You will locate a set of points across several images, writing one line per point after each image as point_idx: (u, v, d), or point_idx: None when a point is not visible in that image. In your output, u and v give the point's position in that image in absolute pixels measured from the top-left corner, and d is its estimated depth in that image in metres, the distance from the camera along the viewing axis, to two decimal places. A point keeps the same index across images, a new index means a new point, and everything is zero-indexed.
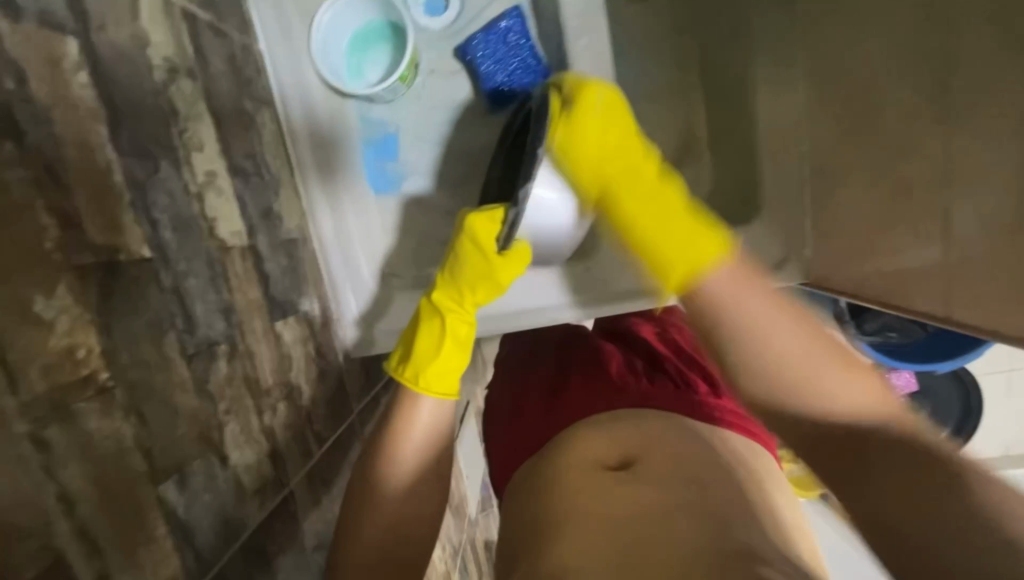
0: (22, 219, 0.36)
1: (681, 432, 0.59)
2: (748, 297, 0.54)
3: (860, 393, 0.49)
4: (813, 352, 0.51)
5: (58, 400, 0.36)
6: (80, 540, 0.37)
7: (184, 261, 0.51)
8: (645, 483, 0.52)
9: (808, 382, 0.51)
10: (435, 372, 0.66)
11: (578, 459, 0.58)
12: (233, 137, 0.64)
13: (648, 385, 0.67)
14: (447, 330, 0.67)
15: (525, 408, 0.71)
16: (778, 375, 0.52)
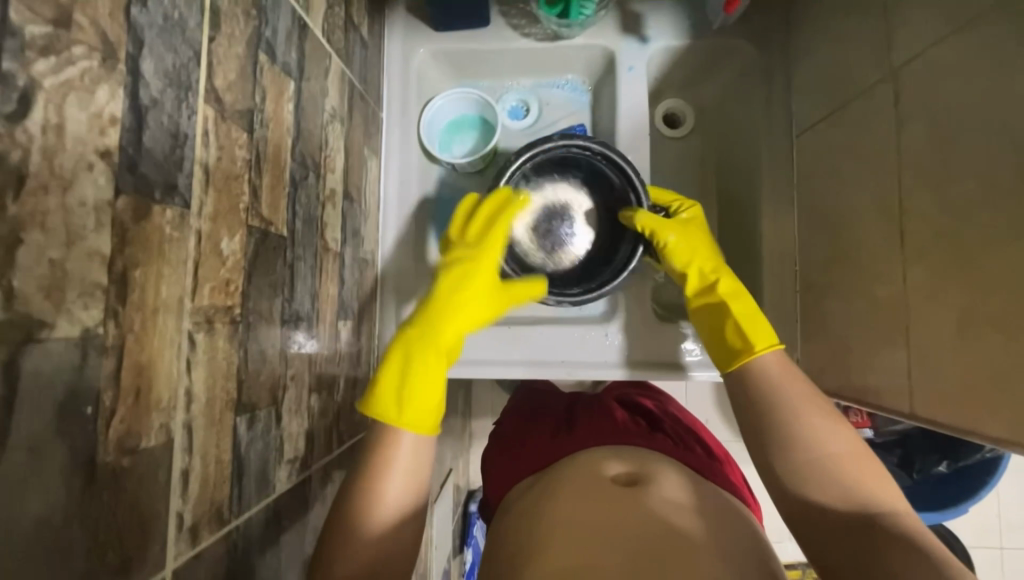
0: (236, 182, 0.50)
1: (679, 470, 0.69)
2: (799, 389, 0.67)
3: (881, 496, 0.58)
4: (838, 434, 0.63)
5: (209, 315, 0.46)
6: (184, 433, 0.43)
7: (301, 247, 0.64)
8: (650, 496, 0.61)
9: (831, 481, 0.60)
10: (408, 405, 0.66)
11: (590, 473, 0.66)
12: (352, 171, 0.81)
13: (649, 435, 0.78)
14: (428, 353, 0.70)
15: (538, 440, 0.80)
16: (813, 451, 0.62)
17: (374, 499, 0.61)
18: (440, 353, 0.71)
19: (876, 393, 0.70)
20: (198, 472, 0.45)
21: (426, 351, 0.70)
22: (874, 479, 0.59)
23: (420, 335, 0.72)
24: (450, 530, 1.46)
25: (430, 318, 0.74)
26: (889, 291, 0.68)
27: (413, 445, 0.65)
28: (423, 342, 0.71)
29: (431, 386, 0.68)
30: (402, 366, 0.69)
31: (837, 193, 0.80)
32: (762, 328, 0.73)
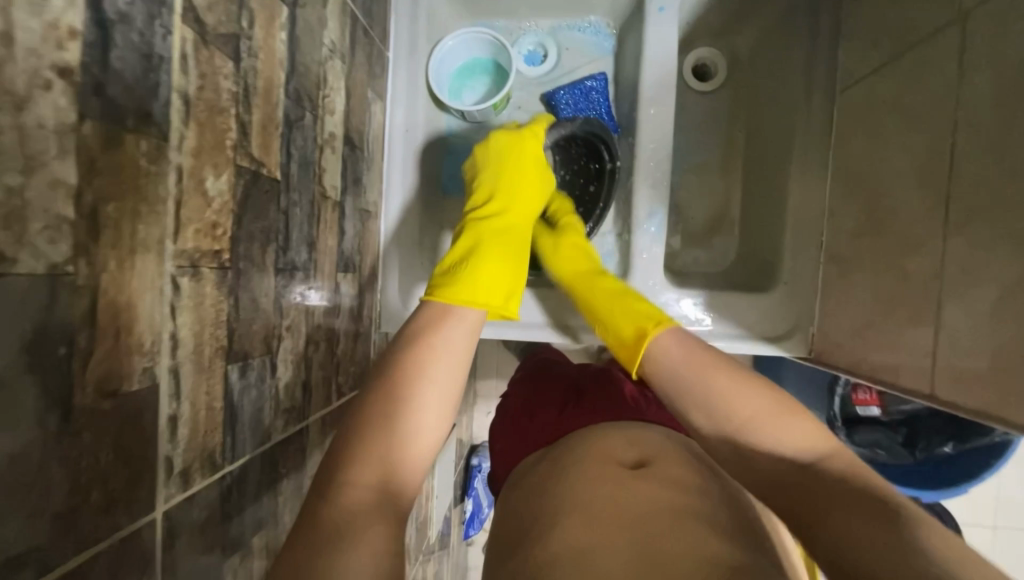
0: (221, 116, 0.46)
1: (684, 448, 0.68)
2: (704, 365, 0.66)
3: (804, 444, 0.59)
4: (749, 394, 0.63)
5: (194, 259, 0.44)
6: (171, 378, 0.42)
7: (297, 192, 0.61)
8: (658, 482, 0.59)
9: (763, 443, 0.61)
10: (481, 285, 0.72)
11: (597, 454, 0.65)
12: (353, 114, 0.76)
13: (655, 409, 0.77)
14: (496, 247, 0.77)
15: (544, 414, 0.80)
16: (729, 416, 0.63)
17: (409, 408, 0.57)
18: (511, 246, 0.79)
19: (895, 373, 0.67)
20: (187, 418, 0.44)
21: (499, 249, 0.77)
22: (796, 438, 0.60)
23: (488, 238, 0.78)
24: (451, 482, 1.50)
25: (497, 220, 0.81)
26: (924, 267, 0.63)
27: (450, 362, 0.61)
28: (494, 243, 0.78)
29: (507, 277, 0.76)
30: (478, 259, 0.74)
31: (879, 158, 0.73)
32: (632, 326, 0.74)
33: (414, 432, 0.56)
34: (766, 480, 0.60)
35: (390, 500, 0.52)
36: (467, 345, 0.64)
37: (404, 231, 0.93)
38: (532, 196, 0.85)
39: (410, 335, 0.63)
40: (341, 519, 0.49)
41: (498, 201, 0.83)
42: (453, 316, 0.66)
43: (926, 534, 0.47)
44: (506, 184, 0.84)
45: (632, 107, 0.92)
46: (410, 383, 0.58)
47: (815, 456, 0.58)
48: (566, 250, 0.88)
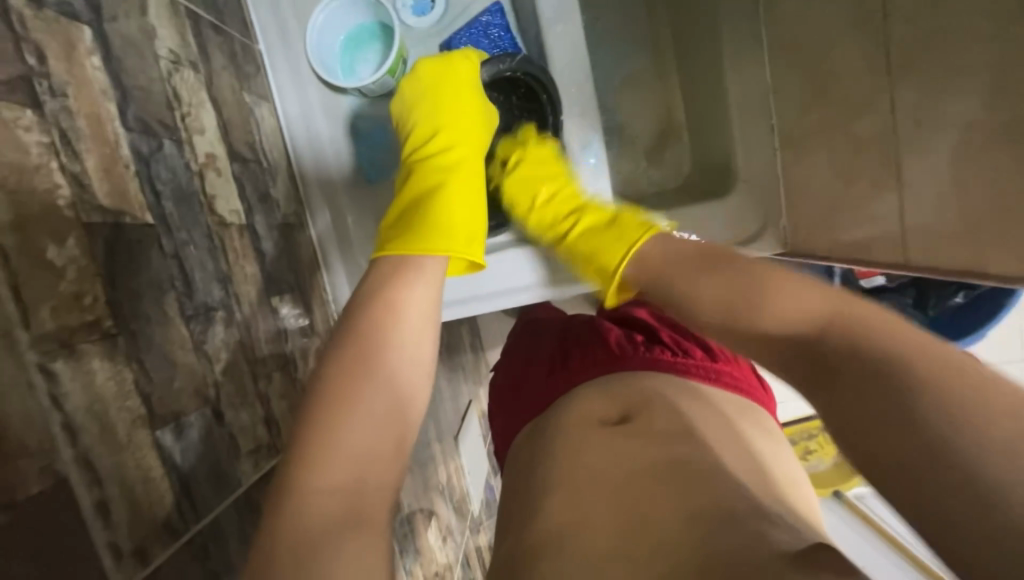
0: (38, 175, 0.40)
1: (670, 385, 0.65)
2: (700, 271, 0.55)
3: (807, 317, 0.46)
4: (734, 282, 0.52)
5: (66, 339, 0.40)
6: (82, 468, 0.40)
7: (183, 230, 0.56)
8: (638, 437, 0.58)
9: (759, 315, 0.49)
10: (438, 232, 0.62)
11: (581, 418, 0.64)
12: (232, 125, 0.69)
13: (644, 352, 0.72)
14: (444, 186, 0.68)
15: (531, 382, 0.77)
16: (721, 311, 0.51)
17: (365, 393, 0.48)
18: (471, 185, 0.70)
19: (869, 247, 0.62)
20: (120, 499, 0.42)
21: (457, 190, 0.68)
22: (782, 315, 0.47)
23: (441, 177, 0.68)
24: (485, 454, 1.53)
25: (446, 156, 0.70)
26: (876, 125, 0.57)
27: (413, 331, 0.54)
28: (454, 184, 0.68)
29: (473, 219, 0.67)
30: (436, 203, 0.65)
31: (807, 14, 0.65)
32: (610, 246, 0.65)
33: (381, 419, 0.48)
34: (775, 365, 0.48)
35: (368, 504, 0.44)
36: (431, 305, 0.56)
37: (341, 241, 0.88)
38: (479, 126, 0.75)
39: (358, 308, 0.53)
40: (309, 535, 0.41)
41: (442, 135, 0.72)
42: (413, 270, 0.58)
43: (939, 397, 0.35)
44: (449, 117, 0.73)
45: (537, 33, 0.83)
46: (365, 362, 0.50)
47: (809, 330, 0.45)
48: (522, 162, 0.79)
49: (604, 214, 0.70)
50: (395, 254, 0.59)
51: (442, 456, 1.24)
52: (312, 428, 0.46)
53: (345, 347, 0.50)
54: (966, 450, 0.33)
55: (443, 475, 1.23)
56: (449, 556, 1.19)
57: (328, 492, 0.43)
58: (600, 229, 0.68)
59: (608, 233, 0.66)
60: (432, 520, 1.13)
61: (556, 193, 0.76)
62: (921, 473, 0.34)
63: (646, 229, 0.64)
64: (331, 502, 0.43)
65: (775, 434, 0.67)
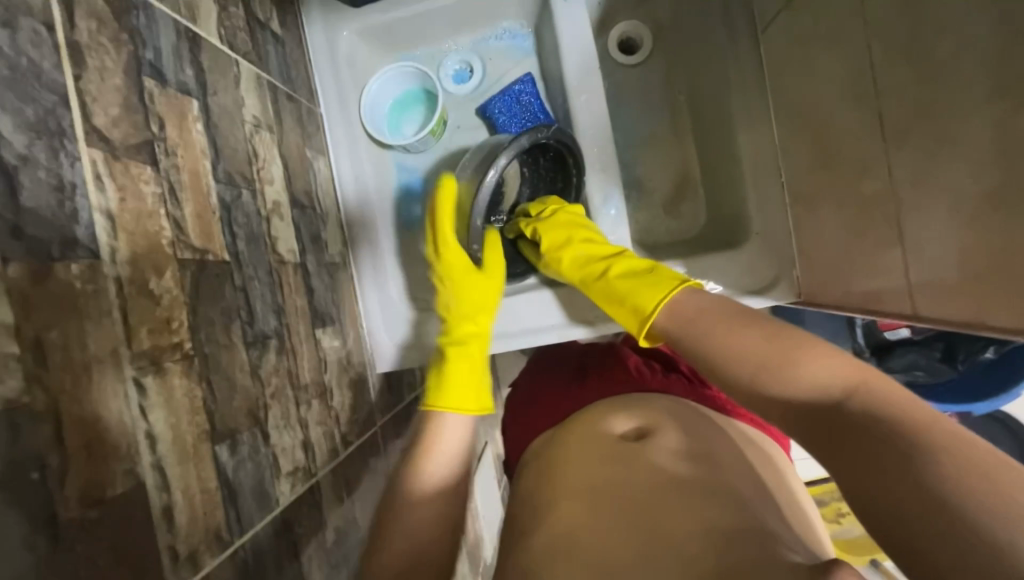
0: (150, 219, 0.49)
1: (684, 407, 0.68)
2: (723, 326, 0.59)
3: (830, 380, 0.49)
4: (763, 344, 0.55)
5: (155, 357, 0.46)
6: (156, 474, 0.45)
7: (250, 267, 0.63)
8: (652, 456, 0.60)
9: (779, 377, 0.52)
10: None
11: (598, 432, 0.66)
12: (295, 176, 0.79)
13: (663, 381, 0.76)
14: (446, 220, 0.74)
15: (552, 398, 0.80)
16: (745, 369, 0.55)
17: None
18: (484, 314, 0.81)
19: (879, 299, 0.65)
20: (182, 506, 0.47)
21: (476, 331, 0.79)
22: (807, 380, 0.50)
23: (464, 316, 0.80)
24: (499, 498, 1.51)
25: (465, 291, 0.81)
26: (877, 187, 0.62)
27: (455, 440, 0.67)
28: (475, 310, 0.80)
29: None
30: (460, 350, 0.77)
31: (809, 88, 0.72)
32: (638, 296, 0.69)
33: (432, 505, 0.61)
34: (789, 427, 0.51)
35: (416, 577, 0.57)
36: None
37: (379, 279, 0.96)
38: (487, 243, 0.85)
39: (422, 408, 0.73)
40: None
41: (458, 267, 0.82)
42: None
43: (972, 471, 0.36)
44: (461, 243, 0.83)
45: (563, 99, 0.94)
46: None
47: (827, 394, 0.49)
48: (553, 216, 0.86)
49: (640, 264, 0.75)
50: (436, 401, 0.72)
51: None
52: None
53: None
54: (963, 505, 0.35)
55: None
56: None
57: None
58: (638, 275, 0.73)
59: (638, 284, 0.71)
60: None
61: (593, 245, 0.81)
62: (926, 531, 0.36)
63: (677, 280, 0.68)
64: None
65: (790, 470, 0.67)
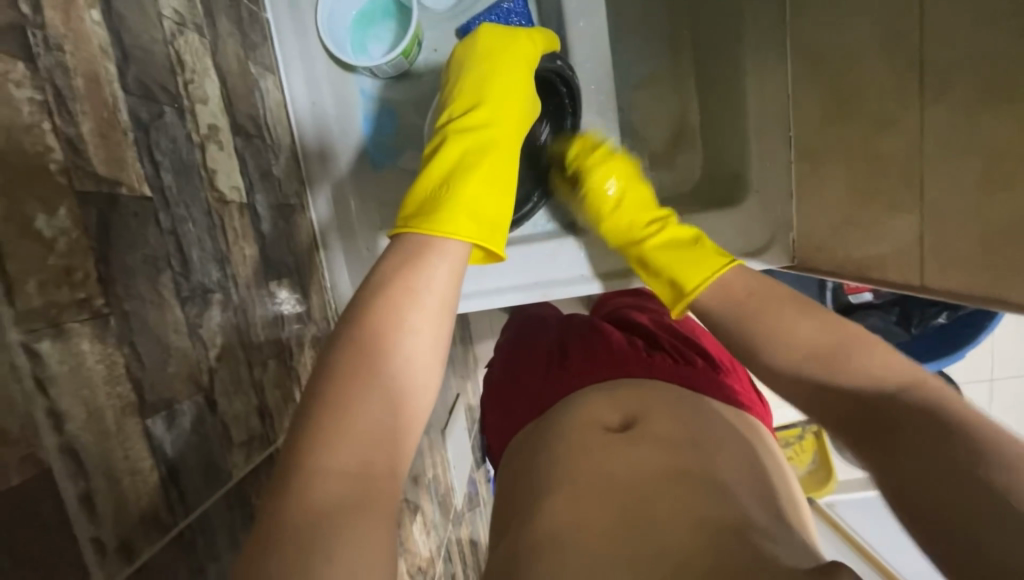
0: (30, 136, 0.37)
1: (674, 396, 0.65)
2: (774, 304, 0.55)
3: (892, 379, 0.46)
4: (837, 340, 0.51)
5: (53, 317, 0.37)
6: (66, 457, 0.36)
7: (182, 206, 0.52)
8: (642, 443, 0.57)
9: (844, 364, 0.49)
10: (460, 213, 0.56)
11: (585, 419, 0.63)
12: (236, 97, 0.65)
13: (648, 358, 0.72)
14: (471, 163, 0.61)
15: (531, 379, 0.76)
16: (803, 363, 0.51)
17: (393, 382, 0.46)
18: (505, 162, 0.64)
19: (880, 267, 0.63)
20: (106, 493, 0.39)
21: (486, 170, 0.61)
22: (871, 370, 0.47)
23: (471, 154, 0.62)
24: (470, 448, 1.52)
25: (483, 131, 0.64)
26: (900, 144, 0.56)
27: (431, 301, 0.50)
28: (494, 154, 0.63)
29: (498, 204, 0.60)
30: (462, 182, 0.59)
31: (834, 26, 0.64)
32: (689, 261, 0.63)
33: (397, 404, 0.46)
34: (837, 416, 0.48)
35: (368, 485, 0.42)
36: (451, 285, 0.52)
37: (345, 231, 0.85)
38: (521, 102, 0.69)
39: (375, 272, 0.51)
40: (327, 490, 0.41)
41: (481, 109, 0.66)
42: (434, 252, 0.52)
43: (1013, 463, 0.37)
44: (493, 85, 0.68)
45: (558, 24, 0.82)
46: (391, 350, 0.47)
47: (890, 386, 0.46)
48: (598, 163, 0.77)
49: (686, 232, 0.68)
50: (419, 231, 0.54)
51: (428, 449, 1.22)
52: (333, 412, 0.43)
53: (368, 322, 0.47)
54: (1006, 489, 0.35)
55: (429, 469, 1.21)
56: (431, 550, 1.18)
57: (340, 473, 0.42)
58: (682, 247, 0.66)
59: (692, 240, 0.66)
60: (417, 514, 1.11)
61: (637, 200, 0.74)
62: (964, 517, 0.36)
63: (724, 260, 0.62)
64: (343, 489, 0.41)
65: (777, 455, 0.67)
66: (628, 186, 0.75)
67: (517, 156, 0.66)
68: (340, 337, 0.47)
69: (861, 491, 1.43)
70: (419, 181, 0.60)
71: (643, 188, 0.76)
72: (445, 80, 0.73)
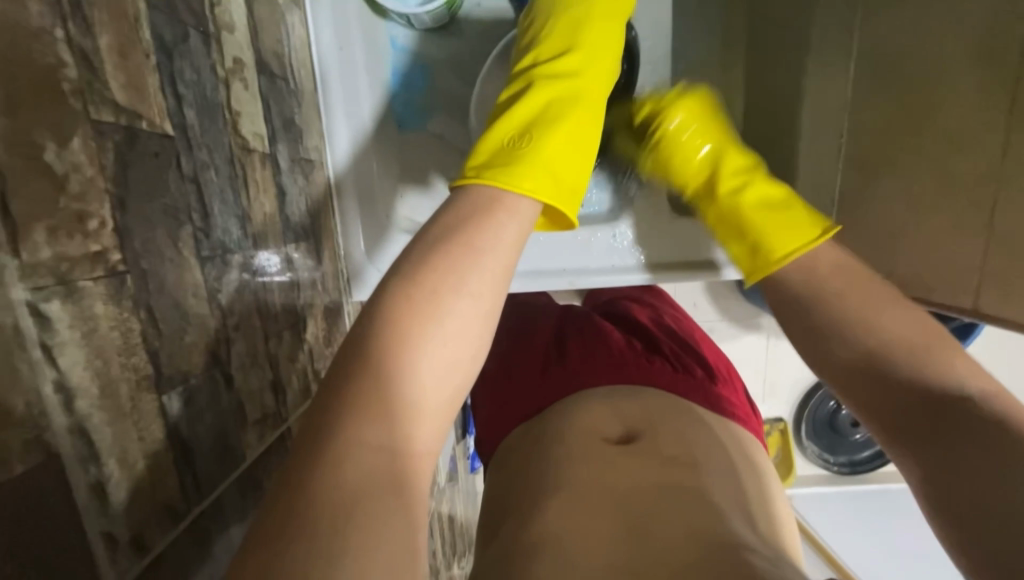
0: (40, 44, 0.29)
1: (676, 405, 0.64)
2: (853, 292, 0.53)
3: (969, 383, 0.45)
4: (915, 337, 0.49)
5: (65, 273, 0.30)
6: (77, 441, 0.31)
7: (205, 151, 0.45)
8: (643, 457, 0.56)
9: (919, 360, 0.47)
10: (539, 170, 0.51)
11: (583, 426, 0.61)
12: (262, 29, 0.57)
13: (650, 364, 0.70)
14: (558, 114, 0.57)
15: (525, 375, 0.73)
16: (879, 349, 0.49)
17: (436, 351, 0.41)
18: (591, 117, 0.58)
19: (924, 288, 0.62)
20: (119, 479, 0.34)
21: (572, 123, 0.57)
22: (948, 373, 0.46)
23: (557, 103, 0.58)
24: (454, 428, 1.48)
25: (573, 79, 0.59)
26: None
27: (488, 267, 0.44)
28: (580, 107, 0.58)
29: (579, 162, 0.55)
30: (547, 135, 0.54)
31: (916, 32, 0.61)
32: (784, 225, 0.61)
33: (443, 374, 0.42)
34: (898, 413, 0.47)
35: (400, 465, 0.38)
36: (511, 249, 0.46)
37: (364, 198, 0.78)
38: (612, 55, 0.63)
39: (432, 226, 0.46)
40: (360, 464, 0.37)
41: (571, 53, 0.61)
42: (503, 212, 0.47)
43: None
44: (586, 33, 0.62)
45: None
46: (439, 315, 0.42)
47: (964, 389, 0.44)
48: (679, 103, 0.72)
49: (777, 190, 0.65)
50: (491, 183, 0.49)
51: None
52: (370, 375, 0.39)
53: (418, 279, 0.42)
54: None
55: None
56: None
57: (368, 449, 0.37)
58: (775, 207, 0.63)
59: (782, 203, 0.63)
60: None
61: (727, 151, 0.69)
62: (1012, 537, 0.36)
63: (820, 229, 0.60)
64: (374, 466, 0.37)
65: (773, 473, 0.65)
66: (706, 132, 0.71)
67: (603, 112, 0.61)
68: (391, 291, 0.42)
69: (819, 488, 1.44)
70: (495, 129, 0.55)
71: (724, 133, 0.71)
72: (526, 19, 0.67)
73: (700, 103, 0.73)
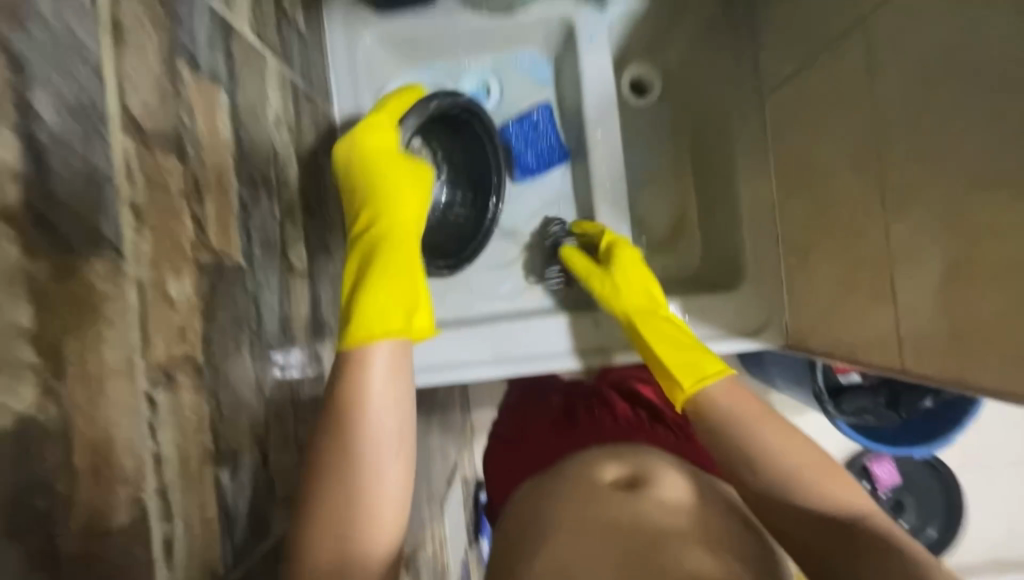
0: (176, 218, 0.45)
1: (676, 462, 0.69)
2: (771, 427, 0.64)
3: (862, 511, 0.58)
4: (824, 468, 0.62)
5: (168, 370, 0.42)
6: (158, 501, 0.40)
7: (263, 274, 0.59)
8: (650, 505, 0.59)
9: (821, 496, 0.60)
10: (372, 312, 0.64)
11: (588, 476, 0.65)
12: (308, 181, 0.75)
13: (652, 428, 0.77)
14: (388, 262, 0.70)
15: (540, 442, 0.80)
16: (800, 487, 0.61)
17: (355, 470, 0.55)
18: (399, 251, 0.72)
19: (869, 352, 0.70)
20: (180, 539, 0.42)
21: (395, 264, 0.71)
22: (845, 502, 0.59)
23: (379, 251, 0.72)
24: (466, 523, 1.45)
25: (384, 222, 0.74)
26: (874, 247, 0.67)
27: (386, 396, 0.58)
28: (387, 254, 0.72)
29: (399, 294, 0.68)
30: (375, 282, 0.68)
31: (811, 150, 0.78)
32: (683, 364, 0.73)
33: (377, 478, 0.55)
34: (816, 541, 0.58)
35: (347, 563, 0.51)
36: (399, 381, 0.60)
37: None
38: (411, 191, 0.77)
39: (332, 374, 0.61)
40: (321, 554, 0.51)
41: (368, 198, 0.76)
42: (373, 356, 0.61)
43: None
44: (378, 176, 0.77)
45: (580, 131, 0.96)
46: (356, 439, 0.56)
47: (859, 515, 0.58)
48: (619, 259, 0.86)
49: (683, 333, 0.78)
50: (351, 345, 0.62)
51: (431, 523, 1.18)
52: (314, 494, 0.54)
53: (333, 414, 0.57)
54: None
55: (429, 545, 1.16)
56: None
57: (319, 549, 0.52)
58: (683, 346, 0.75)
59: (687, 341, 0.76)
60: None
61: (643, 293, 0.84)
62: None
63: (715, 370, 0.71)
64: (328, 559, 0.51)
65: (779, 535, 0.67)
66: (631, 271, 0.85)
67: (415, 244, 0.75)
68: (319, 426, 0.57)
69: None
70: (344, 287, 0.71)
71: (647, 277, 0.86)
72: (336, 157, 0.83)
73: (636, 258, 0.87)
